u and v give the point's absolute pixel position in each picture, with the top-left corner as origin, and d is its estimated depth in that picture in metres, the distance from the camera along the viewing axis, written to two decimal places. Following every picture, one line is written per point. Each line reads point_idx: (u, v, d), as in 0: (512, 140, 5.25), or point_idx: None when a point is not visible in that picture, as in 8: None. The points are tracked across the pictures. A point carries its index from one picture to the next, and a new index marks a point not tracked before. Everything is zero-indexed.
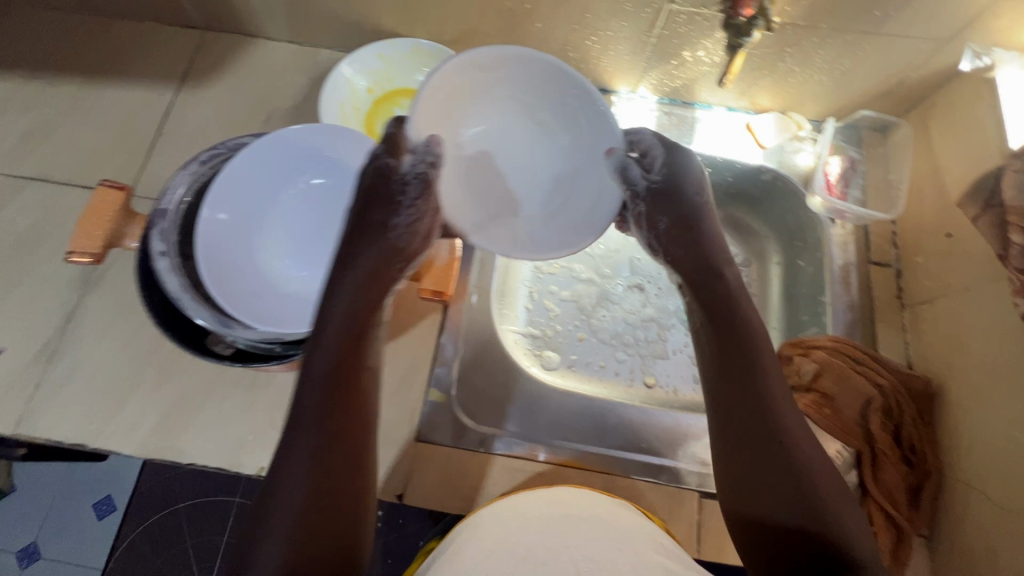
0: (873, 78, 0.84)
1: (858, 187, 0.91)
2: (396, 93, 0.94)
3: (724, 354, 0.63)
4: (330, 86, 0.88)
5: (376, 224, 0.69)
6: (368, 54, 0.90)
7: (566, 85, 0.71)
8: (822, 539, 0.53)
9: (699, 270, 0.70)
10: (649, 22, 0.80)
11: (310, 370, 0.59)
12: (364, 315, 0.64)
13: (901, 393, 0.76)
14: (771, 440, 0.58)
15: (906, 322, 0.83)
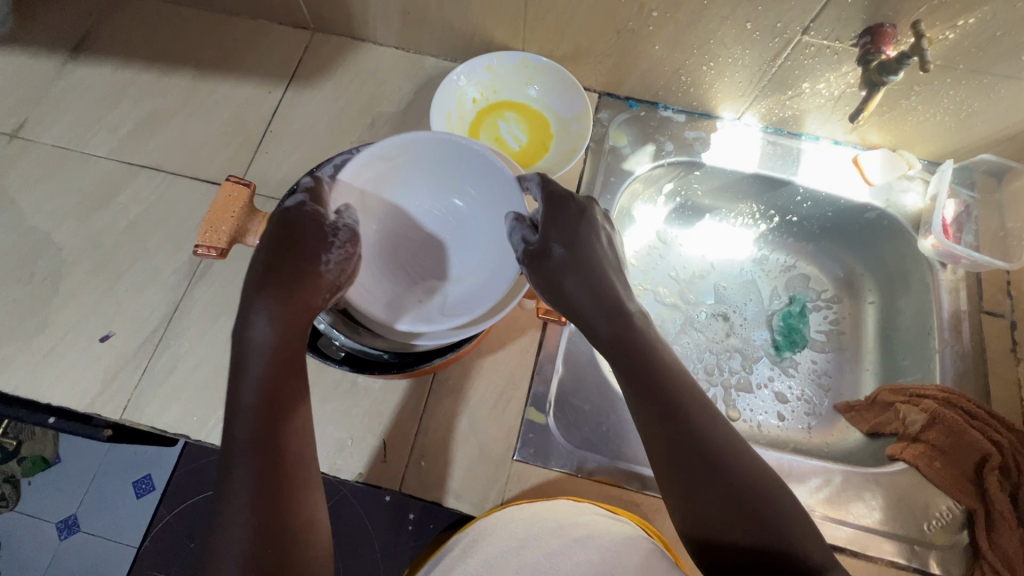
0: (1000, 122, 0.82)
1: (971, 233, 0.88)
2: (500, 106, 0.95)
3: (633, 363, 0.55)
4: (442, 94, 0.89)
5: (305, 256, 0.53)
6: (479, 65, 0.91)
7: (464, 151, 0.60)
8: (761, 533, 0.46)
9: (596, 312, 0.56)
10: (775, 52, 0.79)
11: (243, 377, 0.50)
12: (298, 318, 0.52)
13: (1020, 453, 0.73)
14: (704, 456, 0.50)
15: (1021, 376, 0.80)
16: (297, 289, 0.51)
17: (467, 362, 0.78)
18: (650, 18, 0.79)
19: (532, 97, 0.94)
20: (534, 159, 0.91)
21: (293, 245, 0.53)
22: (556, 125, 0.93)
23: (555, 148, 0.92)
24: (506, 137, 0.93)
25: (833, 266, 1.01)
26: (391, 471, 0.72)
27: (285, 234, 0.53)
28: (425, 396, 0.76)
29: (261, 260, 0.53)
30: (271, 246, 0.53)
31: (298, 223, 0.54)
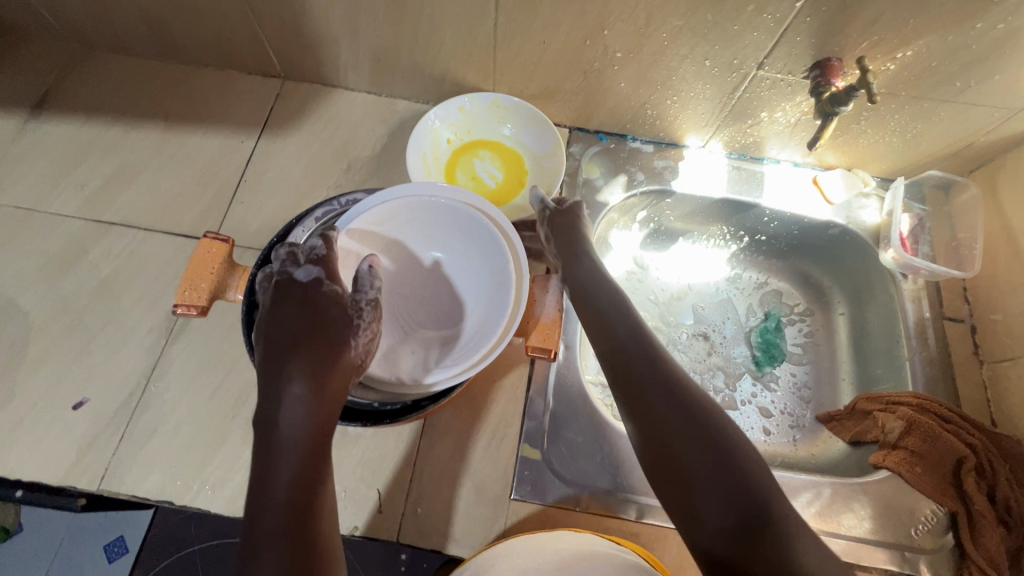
0: (942, 141, 0.88)
1: (927, 244, 0.93)
2: (474, 145, 0.97)
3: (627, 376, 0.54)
4: (417, 136, 0.91)
5: (330, 332, 0.53)
6: (451, 107, 0.93)
7: (451, 209, 0.63)
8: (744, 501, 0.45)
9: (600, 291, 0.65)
10: (733, 86, 0.83)
11: (269, 470, 0.48)
12: (330, 393, 0.52)
13: (992, 452, 0.76)
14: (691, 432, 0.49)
15: (985, 378, 0.85)
16: (326, 376, 0.52)
17: (458, 403, 0.78)
18: (614, 59, 0.82)
19: (505, 135, 0.96)
20: (511, 196, 0.93)
21: (316, 323, 0.54)
22: (531, 161, 0.96)
23: (531, 184, 0.94)
24: (482, 175, 0.95)
25: (805, 280, 1.04)
26: (387, 521, 0.71)
27: (306, 312, 0.54)
28: (417, 440, 0.75)
29: (284, 337, 0.53)
30: (294, 323, 0.53)
31: (319, 301, 0.55)
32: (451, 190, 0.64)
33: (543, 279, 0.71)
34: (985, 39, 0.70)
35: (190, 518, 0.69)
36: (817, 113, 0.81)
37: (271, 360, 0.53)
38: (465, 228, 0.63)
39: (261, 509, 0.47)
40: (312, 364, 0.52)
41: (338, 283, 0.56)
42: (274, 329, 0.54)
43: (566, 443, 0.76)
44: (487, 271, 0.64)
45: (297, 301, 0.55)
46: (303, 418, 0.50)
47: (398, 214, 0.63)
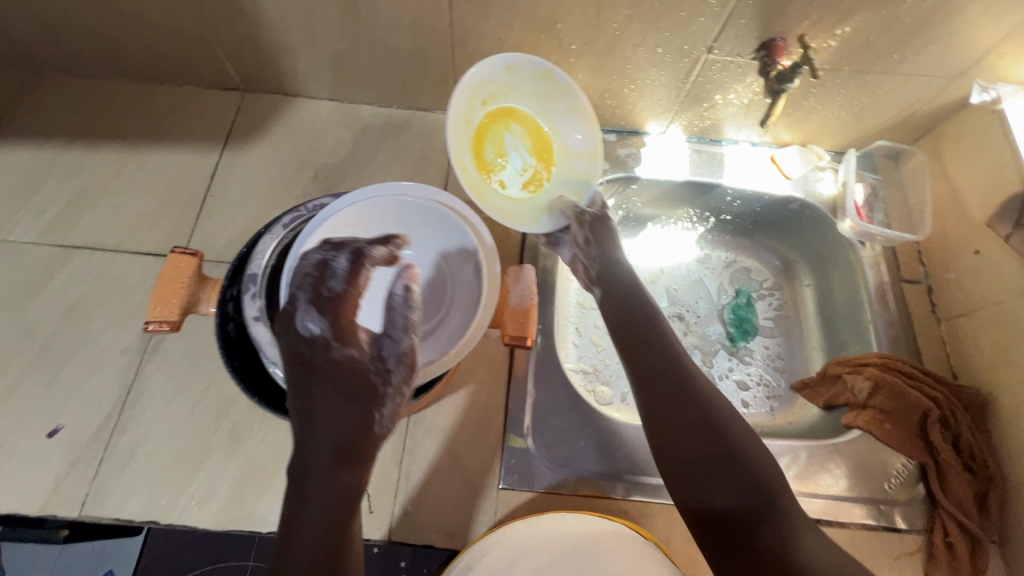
0: (887, 112, 0.92)
1: (881, 211, 0.97)
2: (507, 113, 0.81)
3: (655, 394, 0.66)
4: (454, 99, 0.72)
5: (357, 401, 0.57)
6: (498, 63, 0.76)
7: (425, 210, 0.66)
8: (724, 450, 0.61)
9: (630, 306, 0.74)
10: (686, 71, 0.86)
11: (301, 524, 0.52)
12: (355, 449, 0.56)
13: (954, 404, 0.80)
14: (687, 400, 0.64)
15: (943, 334, 0.89)
16: (358, 441, 0.56)
17: (441, 399, 0.79)
18: (569, 51, 0.84)
19: (542, 112, 0.83)
20: (530, 194, 0.82)
21: (343, 388, 0.57)
22: (561, 154, 0.84)
23: (554, 180, 0.83)
24: (510, 155, 0.81)
25: (771, 256, 1.08)
26: (377, 521, 0.71)
27: (330, 376, 0.57)
28: (403, 439, 0.76)
29: (308, 405, 0.56)
30: (318, 394, 0.56)
31: (342, 365, 0.57)
32: (419, 188, 0.66)
33: (515, 271, 0.73)
34: (915, 11, 0.74)
35: (183, 544, 0.69)
36: (766, 93, 0.82)
37: (299, 428, 0.56)
38: (438, 228, 0.66)
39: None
40: (338, 434, 0.56)
41: (353, 347, 0.58)
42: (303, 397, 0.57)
43: (550, 429, 0.77)
44: (461, 267, 0.66)
45: (319, 368, 0.57)
46: (334, 488, 0.54)
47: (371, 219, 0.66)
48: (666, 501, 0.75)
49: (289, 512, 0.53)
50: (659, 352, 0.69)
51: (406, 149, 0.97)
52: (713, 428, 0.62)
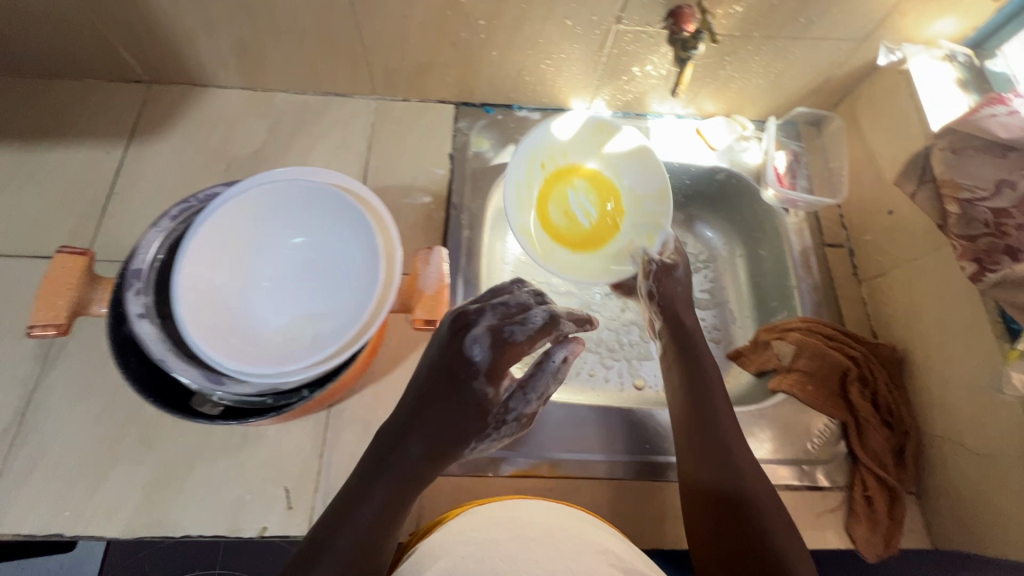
0: (803, 77, 0.92)
1: (804, 177, 0.98)
2: (568, 172, 0.94)
3: (692, 416, 0.73)
4: (515, 163, 0.88)
5: (440, 461, 0.61)
6: (557, 127, 0.90)
7: (311, 191, 0.63)
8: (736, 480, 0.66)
9: (687, 349, 0.79)
10: (599, 43, 0.85)
11: (341, 523, 0.54)
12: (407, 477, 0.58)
13: (872, 362, 0.81)
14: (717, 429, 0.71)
15: (865, 295, 0.90)
16: (441, 459, 0.61)
17: (362, 389, 0.77)
18: (478, 26, 0.82)
19: (601, 163, 0.94)
20: (603, 241, 0.92)
21: (432, 445, 0.60)
22: (628, 199, 0.93)
23: (625, 226, 0.92)
24: (574, 209, 0.93)
25: (705, 228, 1.08)
26: (297, 518, 0.69)
27: (420, 429, 0.61)
28: (323, 432, 0.74)
29: (385, 451, 0.59)
30: (407, 454, 0.59)
31: (459, 417, 0.62)
32: (312, 171, 0.64)
33: (425, 253, 0.71)
34: None
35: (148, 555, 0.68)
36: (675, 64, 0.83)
37: (364, 467, 0.59)
38: (329, 208, 0.63)
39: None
40: (405, 480, 0.59)
41: (493, 386, 0.64)
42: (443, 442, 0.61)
43: None
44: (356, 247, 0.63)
45: (413, 433, 0.60)
46: (376, 517, 0.55)
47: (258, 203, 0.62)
48: (591, 476, 0.76)
49: (319, 531, 0.54)
50: (718, 398, 0.74)
51: (324, 137, 0.94)
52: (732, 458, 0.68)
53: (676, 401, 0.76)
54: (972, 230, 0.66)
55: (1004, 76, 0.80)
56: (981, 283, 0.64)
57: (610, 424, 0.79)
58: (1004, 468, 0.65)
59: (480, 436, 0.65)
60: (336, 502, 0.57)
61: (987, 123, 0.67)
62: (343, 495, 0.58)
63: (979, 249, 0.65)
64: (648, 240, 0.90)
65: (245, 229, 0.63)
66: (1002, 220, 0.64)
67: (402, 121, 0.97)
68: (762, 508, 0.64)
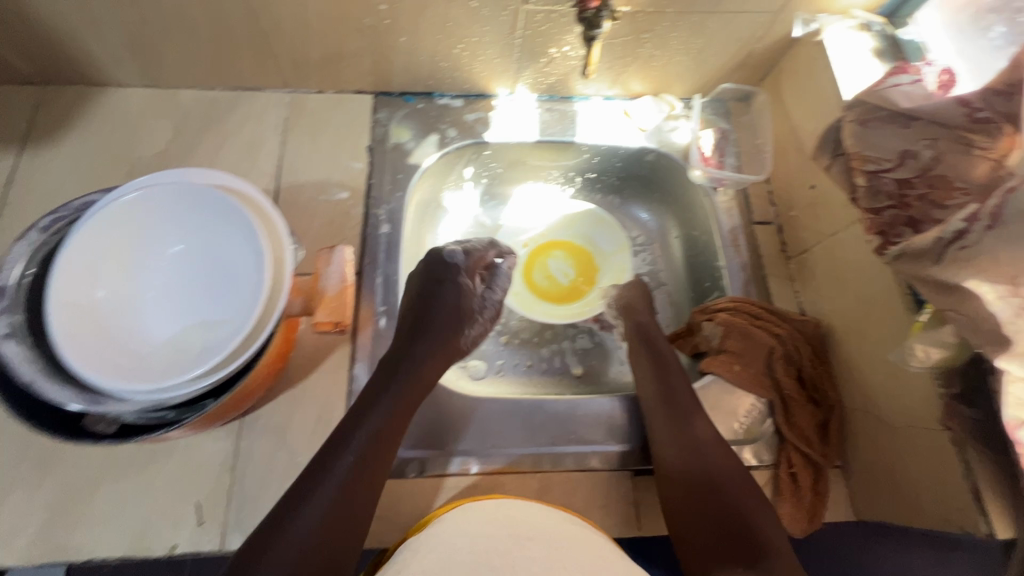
0: (724, 53, 0.90)
1: (733, 155, 0.97)
2: (547, 246, 1.07)
3: (657, 400, 0.76)
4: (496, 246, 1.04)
5: (439, 348, 0.75)
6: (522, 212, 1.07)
7: (192, 195, 0.60)
8: (694, 454, 0.71)
9: (659, 351, 0.83)
10: (510, 25, 0.81)
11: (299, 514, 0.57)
12: (368, 473, 0.62)
13: (797, 339, 0.81)
14: (677, 410, 0.74)
15: (793, 272, 0.90)
16: (449, 349, 0.77)
17: (276, 396, 0.75)
18: (381, 12, 0.78)
19: (576, 237, 1.08)
20: (583, 292, 1.04)
21: (427, 341, 0.75)
22: (599, 258, 1.06)
23: (601, 281, 1.05)
24: (555, 275, 1.05)
25: (639, 210, 1.07)
26: (209, 532, 0.67)
27: (420, 331, 0.75)
28: (236, 442, 0.72)
29: (352, 433, 0.64)
30: (402, 363, 0.71)
31: (446, 308, 0.79)
32: (193, 172, 0.60)
33: (327, 252, 0.68)
34: None
35: None
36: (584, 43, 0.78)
37: (328, 456, 0.62)
38: (212, 212, 0.61)
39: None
40: (371, 468, 0.62)
41: (466, 280, 0.83)
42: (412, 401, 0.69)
43: None
44: (243, 251, 0.61)
45: (390, 378, 0.69)
46: (332, 509, 0.58)
47: (136, 210, 0.60)
48: (516, 470, 0.75)
49: (277, 517, 0.57)
50: (679, 382, 0.78)
51: (234, 135, 0.90)
52: (692, 436, 0.72)
53: (648, 383, 0.78)
54: (878, 203, 0.66)
55: (915, 43, 0.80)
56: (884, 255, 0.63)
57: (534, 416, 0.77)
58: (913, 438, 0.66)
59: (471, 323, 0.82)
60: (295, 490, 0.59)
61: (892, 93, 0.67)
62: (305, 487, 0.59)
63: (884, 222, 0.65)
64: (612, 282, 1.04)
65: (124, 237, 0.60)
66: (904, 192, 0.64)
67: (317, 114, 0.93)
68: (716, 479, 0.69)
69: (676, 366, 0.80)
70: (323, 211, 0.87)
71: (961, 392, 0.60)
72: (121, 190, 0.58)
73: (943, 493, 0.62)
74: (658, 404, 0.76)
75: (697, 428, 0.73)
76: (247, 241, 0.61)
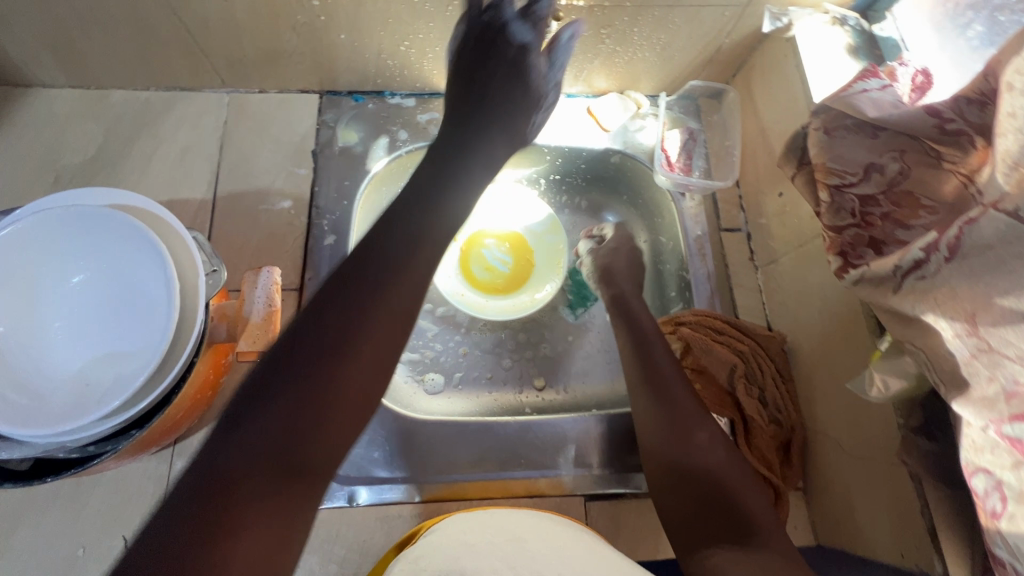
0: (691, 48, 0.84)
1: (701, 157, 0.92)
2: (477, 236, 0.98)
3: (640, 381, 0.73)
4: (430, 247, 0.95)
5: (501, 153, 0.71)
6: None
7: (95, 219, 0.57)
8: (677, 434, 0.68)
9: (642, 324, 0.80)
10: (457, 20, 0.75)
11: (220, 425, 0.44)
12: (305, 370, 0.46)
13: (760, 357, 0.78)
14: (658, 390, 0.72)
15: (761, 282, 0.85)
16: (517, 114, 0.73)
17: (210, 422, 0.71)
18: (314, 7, 0.72)
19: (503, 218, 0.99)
20: (527, 277, 0.98)
21: (498, 136, 0.71)
22: (532, 238, 0.99)
23: (539, 261, 0.98)
24: (494, 265, 0.97)
25: (605, 212, 1.01)
26: None
27: (459, 146, 0.68)
28: (166, 472, 0.69)
29: (353, 293, 0.50)
30: (422, 200, 0.59)
31: (519, 87, 0.73)
32: (101, 193, 0.60)
33: (252, 276, 0.64)
34: None
35: None
36: None
37: (324, 323, 0.48)
38: (118, 237, 0.58)
39: (225, 485, 0.41)
40: (376, 340, 0.49)
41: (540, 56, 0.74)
42: (429, 260, 0.55)
43: None
44: (152, 278, 0.57)
45: (404, 229, 0.55)
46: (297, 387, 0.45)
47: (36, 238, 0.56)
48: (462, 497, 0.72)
49: (251, 389, 0.45)
50: (662, 352, 0.75)
51: (169, 140, 0.85)
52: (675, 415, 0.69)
53: (628, 357, 0.76)
54: (840, 220, 0.61)
55: (891, 41, 0.74)
56: (843, 279, 0.58)
57: (482, 439, 0.74)
58: (872, 468, 0.63)
59: (537, 110, 0.77)
60: (274, 356, 0.47)
61: (858, 100, 0.61)
62: (283, 355, 0.47)
63: (846, 242, 0.60)
64: (556, 265, 0.98)
65: (23, 270, 0.57)
66: (868, 210, 0.59)
67: (258, 116, 0.88)
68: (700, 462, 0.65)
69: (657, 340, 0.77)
70: (265, 223, 0.83)
71: (921, 425, 0.56)
72: (18, 215, 0.56)
73: (902, 529, 0.59)
74: (638, 386, 0.73)
75: (681, 404, 0.70)
76: (154, 264, 0.57)
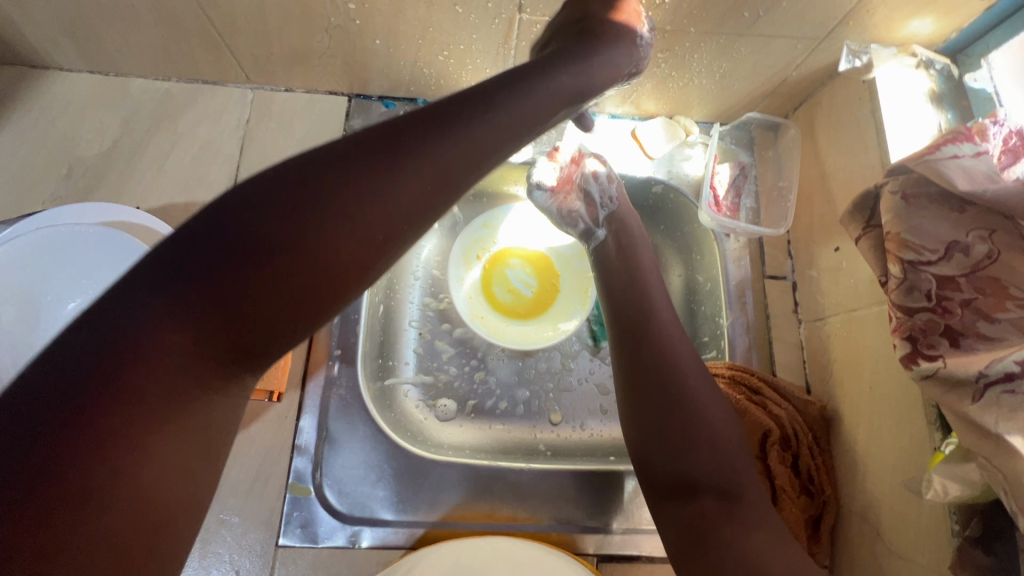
0: (754, 79, 0.77)
1: (750, 196, 0.87)
2: (503, 256, 0.93)
3: (630, 325, 0.64)
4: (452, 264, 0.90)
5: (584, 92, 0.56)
6: (476, 223, 0.92)
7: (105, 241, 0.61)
8: (664, 392, 0.58)
9: (631, 258, 0.73)
10: (503, 34, 0.69)
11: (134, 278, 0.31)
12: (266, 201, 0.34)
13: (797, 422, 0.72)
14: (645, 338, 0.62)
15: (802, 338, 0.80)
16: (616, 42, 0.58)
17: None
18: (349, 10, 0.66)
19: (532, 241, 0.93)
20: (551, 304, 0.92)
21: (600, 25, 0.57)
22: (559, 263, 0.93)
23: (563, 285, 0.93)
24: (517, 287, 0.92)
25: None
26: None
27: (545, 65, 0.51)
28: None
29: (347, 167, 0.36)
30: (498, 101, 0.43)
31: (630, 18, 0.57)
32: (116, 209, 0.63)
33: None
34: None
35: None
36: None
37: (299, 188, 0.35)
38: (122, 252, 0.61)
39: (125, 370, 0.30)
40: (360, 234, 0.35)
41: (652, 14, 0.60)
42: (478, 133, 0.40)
43: (341, 470, 0.69)
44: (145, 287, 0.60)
45: (443, 117, 0.40)
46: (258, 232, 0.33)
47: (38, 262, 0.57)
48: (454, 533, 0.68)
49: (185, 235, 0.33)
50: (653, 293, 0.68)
51: (187, 137, 0.81)
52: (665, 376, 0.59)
53: (615, 302, 0.68)
54: (911, 301, 0.55)
55: (984, 93, 0.66)
56: (911, 370, 0.53)
57: (494, 485, 0.71)
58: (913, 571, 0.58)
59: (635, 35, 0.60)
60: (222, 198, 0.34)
61: (945, 167, 0.55)
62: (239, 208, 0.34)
63: (915, 327, 0.54)
64: (583, 299, 0.91)
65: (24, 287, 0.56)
66: (946, 294, 0.53)
67: (283, 116, 0.83)
68: (678, 422, 0.57)
69: (642, 248, 0.74)
70: None
71: (977, 534, 0.51)
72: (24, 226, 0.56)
73: None
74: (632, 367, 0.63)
75: (676, 363, 0.60)
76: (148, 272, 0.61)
